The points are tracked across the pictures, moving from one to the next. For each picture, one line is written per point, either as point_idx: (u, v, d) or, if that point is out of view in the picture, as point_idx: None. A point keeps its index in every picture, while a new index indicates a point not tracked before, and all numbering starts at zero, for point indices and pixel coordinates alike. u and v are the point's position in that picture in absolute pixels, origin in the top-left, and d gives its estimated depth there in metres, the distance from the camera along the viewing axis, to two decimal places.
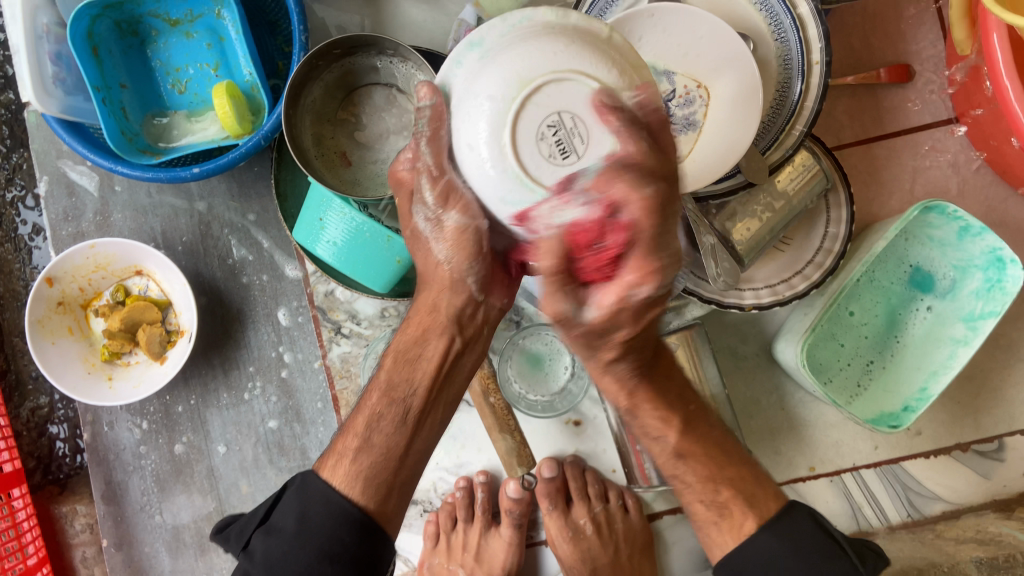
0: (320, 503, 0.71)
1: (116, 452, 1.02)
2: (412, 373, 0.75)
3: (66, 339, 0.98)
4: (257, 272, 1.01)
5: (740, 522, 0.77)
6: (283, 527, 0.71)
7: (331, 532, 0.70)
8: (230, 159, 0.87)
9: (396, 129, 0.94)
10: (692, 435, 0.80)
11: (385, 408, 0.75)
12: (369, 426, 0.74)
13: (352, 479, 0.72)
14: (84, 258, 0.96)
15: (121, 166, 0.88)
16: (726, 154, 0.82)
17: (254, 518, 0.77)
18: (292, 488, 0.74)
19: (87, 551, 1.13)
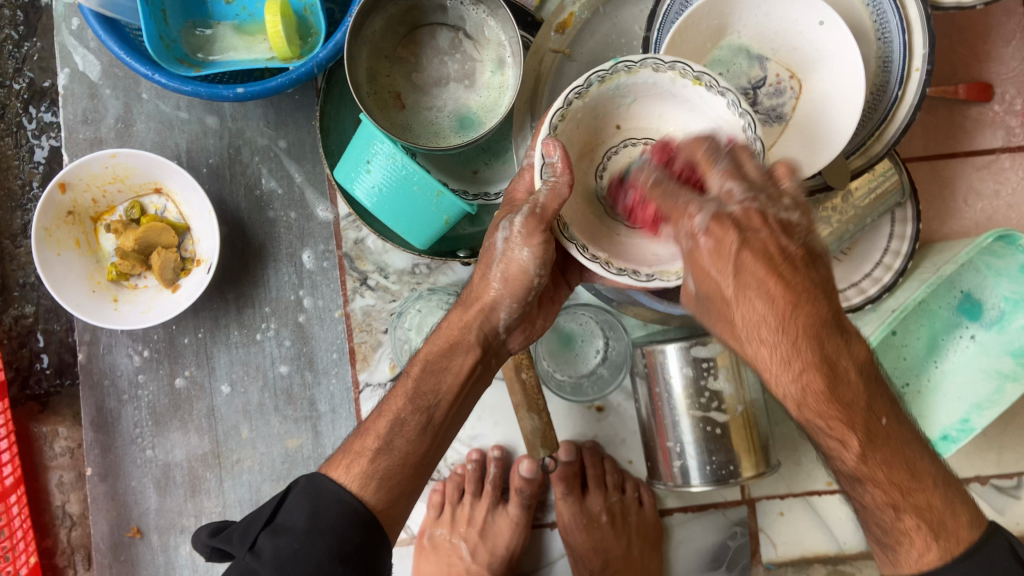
0: (332, 502, 0.65)
1: (112, 378, 0.95)
2: (437, 382, 0.71)
3: (72, 252, 0.90)
4: (285, 208, 0.95)
5: (926, 550, 0.60)
6: (292, 525, 0.64)
7: (343, 533, 0.64)
8: (278, 84, 0.81)
9: (458, 76, 0.88)
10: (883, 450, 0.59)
11: (406, 413, 0.70)
12: (390, 429, 0.69)
13: (363, 480, 0.67)
14: (102, 168, 0.89)
15: (159, 74, 0.80)
16: (812, 152, 0.78)
17: (247, 522, 0.68)
18: (296, 489, 0.67)
19: (64, 476, 1.07)
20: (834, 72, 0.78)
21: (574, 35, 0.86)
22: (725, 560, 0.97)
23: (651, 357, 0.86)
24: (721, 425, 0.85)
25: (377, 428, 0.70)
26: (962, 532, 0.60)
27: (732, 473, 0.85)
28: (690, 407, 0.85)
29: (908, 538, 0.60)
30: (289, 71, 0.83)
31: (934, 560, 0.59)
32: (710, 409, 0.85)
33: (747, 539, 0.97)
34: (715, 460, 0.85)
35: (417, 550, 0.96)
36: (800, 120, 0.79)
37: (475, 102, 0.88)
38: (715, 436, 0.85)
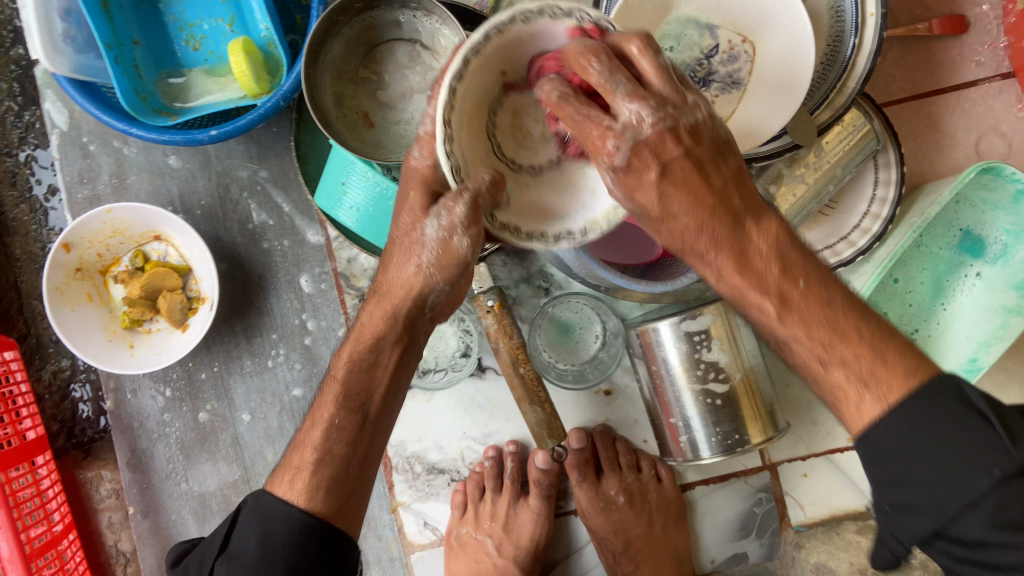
0: (280, 520, 0.66)
1: (140, 420, 1.00)
2: (365, 380, 0.68)
3: (85, 306, 0.96)
4: (278, 237, 0.98)
5: (859, 406, 0.55)
6: (244, 551, 0.67)
7: (297, 549, 0.65)
8: (248, 121, 0.83)
9: (421, 87, 0.90)
10: (797, 314, 0.58)
11: (339, 416, 0.68)
12: (325, 436, 0.68)
13: (310, 492, 0.67)
14: (101, 224, 0.93)
15: (135, 128, 0.84)
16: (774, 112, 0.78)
17: (207, 546, 0.72)
18: (245, 509, 0.70)
19: (114, 516, 1.13)
20: (785, 31, 0.77)
21: None
22: (753, 528, 0.97)
23: (645, 336, 0.87)
24: (722, 396, 0.85)
25: (312, 438, 0.69)
26: (897, 379, 0.54)
27: (739, 442, 0.85)
28: (689, 380, 0.85)
29: (851, 396, 0.56)
30: (257, 108, 0.85)
31: (871, 413, 0.55)
32: (708, 380, 0.85)
33: (773, 504, 0.97)
34: (721, 431, 0.85)
35: (447, 551, 0.98)
36: (757, 83, 0.79)
37: None
38: (717, 407, 0.85)
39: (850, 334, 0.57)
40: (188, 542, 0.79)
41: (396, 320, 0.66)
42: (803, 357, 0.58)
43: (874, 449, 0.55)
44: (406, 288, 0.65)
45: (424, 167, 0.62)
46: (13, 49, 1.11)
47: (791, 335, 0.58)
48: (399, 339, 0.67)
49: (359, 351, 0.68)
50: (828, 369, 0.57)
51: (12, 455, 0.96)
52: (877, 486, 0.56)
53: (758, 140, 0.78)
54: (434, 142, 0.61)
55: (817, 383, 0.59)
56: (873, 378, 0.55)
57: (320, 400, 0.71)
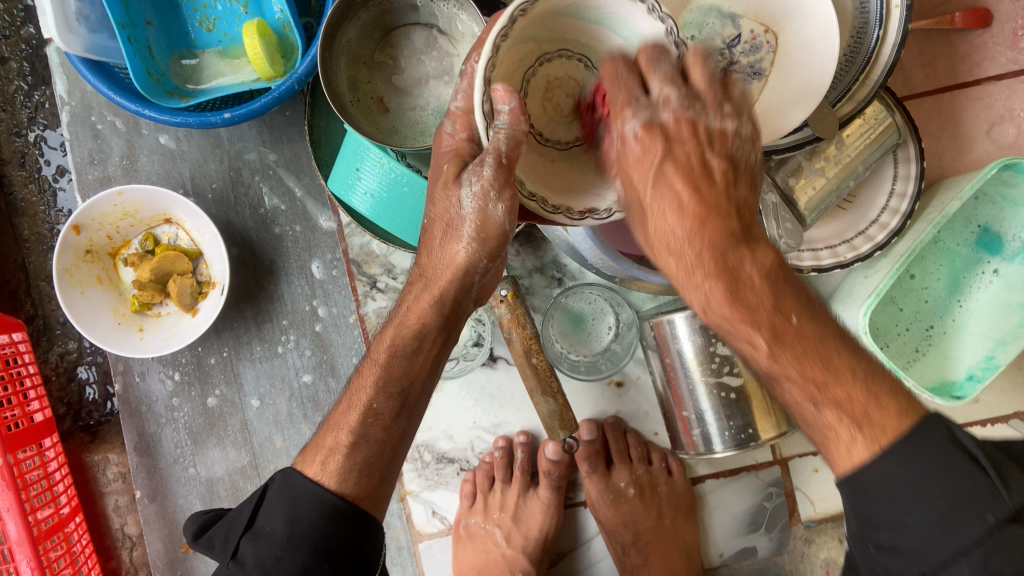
0: (309, 501, 0.65)
1: (148, 404, 1.00)
2: (408, 364, 0.68)
3: (95, 288, 0.95)
4: (290, 222, 0.97)
5: (876, 451, 0.53)
6: (271, 530, 0.64)
7: (327, 533, 0.64)
8: (262, 104, 0.82)
9: (437, 73, 0.89)
10: (791, 349, 0.56)
11: (379, 402, 0.68)
12: (362, 421, 0.67)
13: (342, 475, 0.66)
14: (112, 206, 0.92)
15: (148, 110, 0.83)
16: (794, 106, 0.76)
17: (230, 519, 0.69)
18: (273, 486, 0.67)
19: (120, 500, 1.12)
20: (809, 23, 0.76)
21: None
22: (763, 522, 0.96)
23: (659, 328, 0.86)
24: (735, 390, 0.84)
25: (345, 420, 0.68)
26: (890, 419, 0.53)
27: (752, 437, 0.84)
28: (703, 373, 0.84)
29: (848, 445, 0.55)
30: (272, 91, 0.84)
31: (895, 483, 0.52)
32: (722, 374, 0.84)
33: (783, 498, 0.97)
34: (734, 425, 0.84)
35: (455, 540, 0.97)
36: (779, 73, 0.78)
37: (457, 96, 0.88)
38: (731, 401, 0.84)
39: (835, 368, 0.56)
40: (209, 513, 0.74)
41: (442, 306, 0.67)
42: (814, 413, 0.56)
43: (862, 489, 0.54)
44: (452, 267, 0.66)
45: (460, 141, 0.63)
46: (24, 29, 1.10)
47: (784, 373, 0.57)
48: (444, 325, 0.69)
49: (403, 337, 0.68)
50: (821, 410, 0.56)
51: (20, 437, 0.96)
52: (860, 526, 0.55)
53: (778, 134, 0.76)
54: (469, 117, 0.61)
55: (803, 422, 0.58)
56: (867, 419, 0.54)
57: (356, 379, 0.70)
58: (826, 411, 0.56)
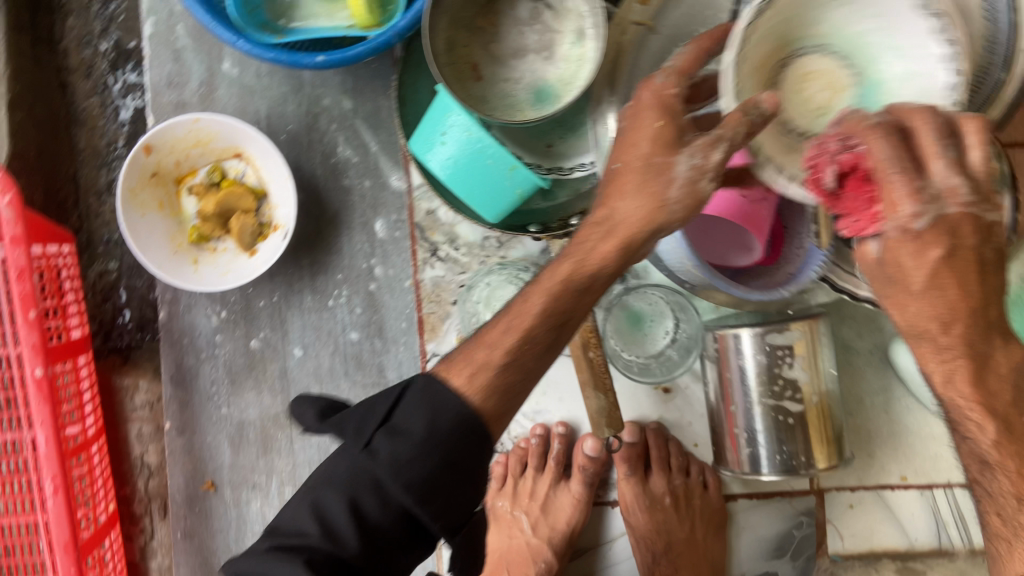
0: (448, 413, 0.56)
1: (191, 336, 0.98)
2: (576, 303, 0.61)
3: (156, 214, 0.93)
4: (360, 176, 0.96)
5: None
6: (409, 429, 0.56)
7: (457, 444, 0.56)
8: (358, 52, 0.80)
9: (536, 47, 0.86)
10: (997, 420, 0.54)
11: (539, 329, 0.60)
12: (521, 345, 0.59)
13: (486, 393, 0.58)
14: (186, 132, 0.91)
15: (242, 40, 0.81)
16: None
17: (364, 412, 0.60)
18: (411, 388, 0.58)
19: (143, 428, 1.11)
20: None
21: (658, 5, 0.81)
22: (789, 550, 0.95)
23: (722, 341, 0.84)
24: (795, 415, 0.82)
25: (502, 341, 0.60)
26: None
27: (801, 465, 0.82)
28: (762, 394, 0.83)
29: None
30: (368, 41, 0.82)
31: None
32: (784, 398, 0.82)
33: (813, 529, 0.96)
34: (784, 450, 0.82)
35: (478, 520, 0.96)
36: None
37: (553, 75, 0.86)
38: (787, 426, 0.82)
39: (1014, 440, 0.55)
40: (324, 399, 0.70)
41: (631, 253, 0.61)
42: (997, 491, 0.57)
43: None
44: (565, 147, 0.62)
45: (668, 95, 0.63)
46: None
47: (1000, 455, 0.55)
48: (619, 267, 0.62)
49: (584, 275, 0.61)
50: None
51: (59, 351, 0.94)
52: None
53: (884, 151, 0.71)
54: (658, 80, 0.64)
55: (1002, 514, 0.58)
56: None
57: (517, 302, 0.62)
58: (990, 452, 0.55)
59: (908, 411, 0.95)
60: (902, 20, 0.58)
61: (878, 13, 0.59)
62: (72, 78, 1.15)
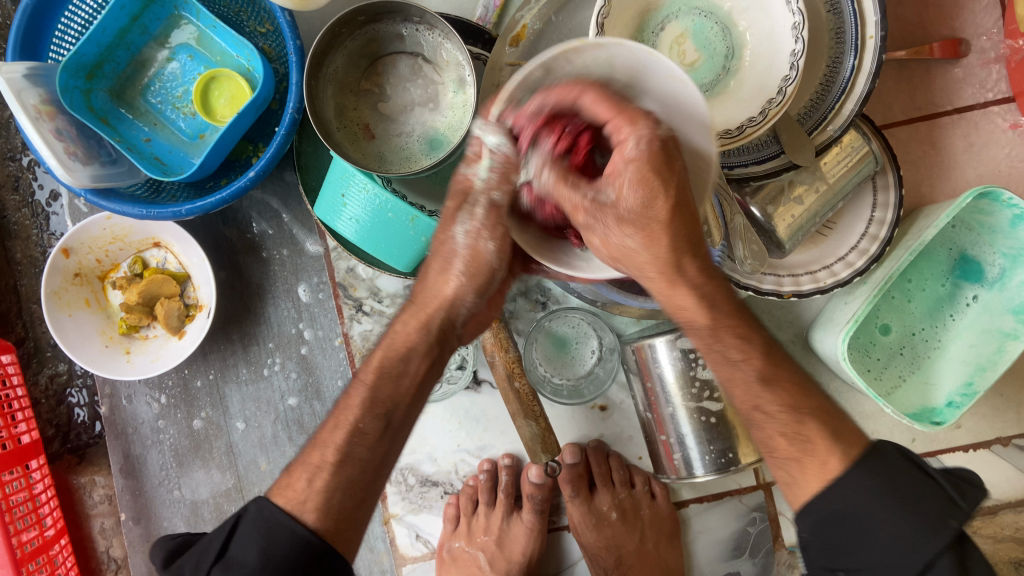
0: (284, 535, 0.63)
1: (135, 426, 1.01)
2: (393, 388, 0.70)
3: (83, 311, 0.96)
4: (277, 246, 0.98)
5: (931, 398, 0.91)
6: (243, 562, 0.61)
7: (296, 566, 0.62)
8: (276, 146, 0.83)
9: (422, 100, 0.90)
10: (776, 361, 0.66)
11: (364, 423, 0.69)
12: (346, 439, 0.68)
13: (327, 493, 0.66)
14: (101, 230, 0.94)
15: (185, 206, 0.85)
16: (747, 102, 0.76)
17: (201, 550, 0.65)
18: (246, 518, 0.65)
19: (106, 522, 1.12)
20: (766, 31, 0.75)
21: (529, 46, 0.84)
22: (746, 548, 0.96)
23: (640, 352, 0.87)
24: (715, 414, 0.85)
25: (333, 438, 0.69)
26: (855, 438, 0.63)
27: (732, 461, 0.85)
28: (684, 398, 0.85)
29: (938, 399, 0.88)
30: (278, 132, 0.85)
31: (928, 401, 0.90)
32: (703, 399, 0.85)
33: (767, 523, 0.96)
34: (714, 450, 0.85)
35: (438, 564, 0.98)
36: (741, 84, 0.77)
37: (441, 123, 0.90)
38: (711, 425, 0.85)
39: (808, 396, 0.66)
40: (178, 538, 0.71)
41: (428, 331, 0.71)
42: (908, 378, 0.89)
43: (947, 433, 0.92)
44: (440, 300, 0.70)
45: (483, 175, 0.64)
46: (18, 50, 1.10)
47: (777, 377, 0.65)
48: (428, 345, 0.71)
49: (390, 359, 0.71)
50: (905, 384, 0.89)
51: (6, 459, 0.96)
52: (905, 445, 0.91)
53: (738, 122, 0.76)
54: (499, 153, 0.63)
55: (783, 434, 0.64)
56: (841, 434, 0.63)
57: (341, 400, 0.71)
58: (783, 415, 0.64)
59: (839, 392, 0.98)
60: (763, 13, 0.75)
61: (748, 5, 0.76)
62: (0, 194, 1.11)
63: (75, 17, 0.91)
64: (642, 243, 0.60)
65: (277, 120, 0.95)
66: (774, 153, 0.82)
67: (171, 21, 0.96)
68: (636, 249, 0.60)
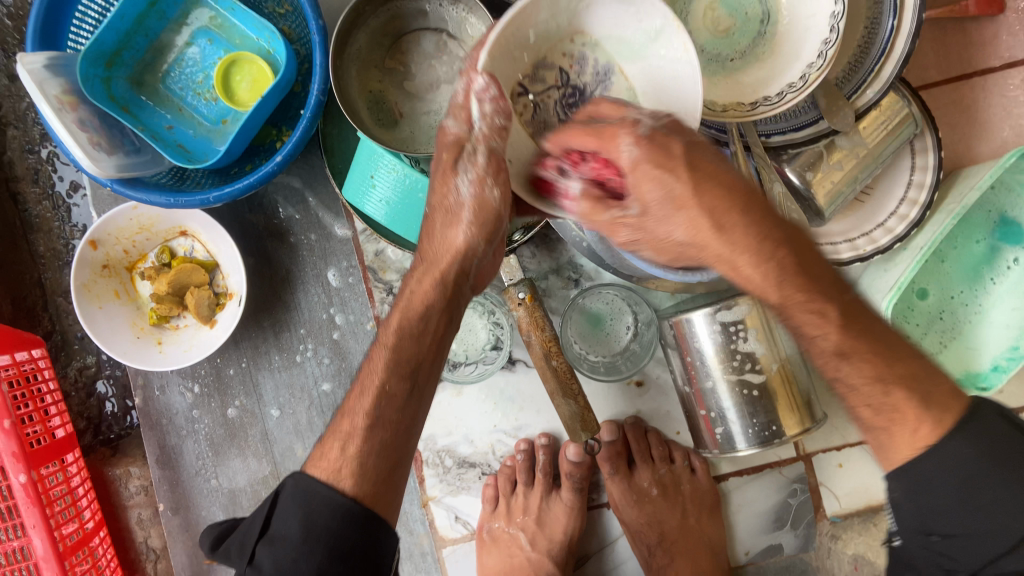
0: (324, 503, 0.64)
1: (169, 416, 1.00)
2: (416, 347, 0.71)
3: (113, 303, 0.96)
4: (305, 231, 0.97)
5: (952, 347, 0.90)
6: (286, 532, 0.63)
7: (339, 532, 0.63)
8: (304, 130, 0.81)
9: (449, 77, 0.89)
10: (855, 327, 0.58)
11: (391, 384, 0.70)
12: (376, 403, 0.69)
13: (362, 458, 0.66)
14: (127, 220, 0.93)
15: (214, 194, 0.84)
16: (790, 60, 0.74)
17: (247, 525, 0.67)
18: (285, 491, 0.65)
19: (143, 512, 1.12)
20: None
21: None
22: (788, 519, 0.95)
23: (680, 327, 0.86)
24: (757, 387, 0.84)
25: (360, 406, 0.69)
26: (951, 403, 0.57)
27: (775, 433, 0.84)
28: (725, 371, 0.84)
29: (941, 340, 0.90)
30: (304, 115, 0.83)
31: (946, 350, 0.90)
32: (744, 371, 0.84)
33: (808, 494, 0.95)
34: (757, 422, 0.84)
35: (479, 545, 0.98)
36: (779, 48, 0.75)
37: None
38: (754, 398, 0.84)
39: (899, 360, 0.59)
40: (222, 524, 0.73)
41: (445, 286, 0.72)
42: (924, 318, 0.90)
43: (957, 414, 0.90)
44: (451, 251, 0.72)
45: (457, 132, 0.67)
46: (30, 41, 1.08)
47: (830, 337, 0.58)
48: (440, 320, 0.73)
49: (410, 319, 0.72)
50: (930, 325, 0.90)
51: (42, 454, 0.96)
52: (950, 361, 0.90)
53: (779, 83, 0.74)
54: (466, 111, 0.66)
55: (870, 402, 0.59)
56: (933, 399, 0.57)
57: (366, 365, 0.72)
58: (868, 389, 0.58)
59: None
60: None
61: None
62: (21, 187, 1.10)
63: (93, 5, 0.89)
64: (688, 236, 0.58)
65: (300, 103, 0.94)
66: (810, 119, 0.80)
67: (187, 6, 0.94)
68: (683, 237, 0.59)
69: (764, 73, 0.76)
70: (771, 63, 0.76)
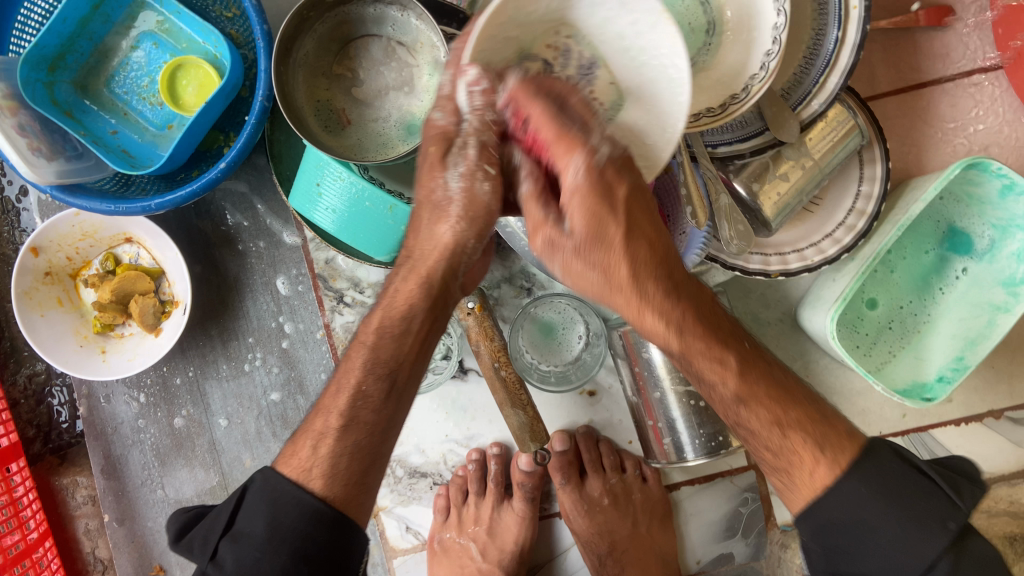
0: (292, 504, 0.63)
1: (114, 426, 0.99)
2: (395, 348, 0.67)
3: (55, 311, 0.94)
4: (254, 238, 0.96)
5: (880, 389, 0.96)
6: (251, 532, 0.62)
7: (308, 534, 0.62)
8: (247, 138, 0.80)
9: (396, 84, 0.88)
10: (753, 373, 0.64)
11: (368, 385, 0.67)
12: (351, 404, 0.67)
13: (333, 459, 0.65)
14: (70, 226, 0.91)
15: (154, 202, 0.82)
16: (735, 72, 0.74)
17: (213, 522, 0.66)
18: (252, 488, 0.65)
19: (91, 523, 1.10)
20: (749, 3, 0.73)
21: None
22: (739, 528, 0.95)
23: (628, 337, 0.86)
24: (704, 397, 0.84)
25: (335, 404, 0.67)
26: (845, 442, 0.63)
27: (723, 444, 0.84)
28: (672, 382, 0.84)
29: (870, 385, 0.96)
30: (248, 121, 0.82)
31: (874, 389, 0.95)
32: (692, 382, 0.84)
33: (759, 504, 0.95)
34: (704, 433, 0.84)
35: (430, 555, 0.97)
36: (724, 59, 0.75)
37: (418, 107, 0.87)
38: (701, 409, 0.84)
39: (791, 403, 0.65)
40: (193, 509, 0.70)
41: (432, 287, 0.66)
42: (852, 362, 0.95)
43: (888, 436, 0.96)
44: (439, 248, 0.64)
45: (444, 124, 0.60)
46: None
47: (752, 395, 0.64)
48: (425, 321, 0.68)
49: (392, 318, 0.67)
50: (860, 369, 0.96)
51: None
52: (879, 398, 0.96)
53: (724, 95, 0.74)
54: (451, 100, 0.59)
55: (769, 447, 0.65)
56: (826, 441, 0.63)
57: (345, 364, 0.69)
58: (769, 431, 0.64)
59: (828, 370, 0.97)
60: None
61: None
62: None
63: (34, 8, 0.87)
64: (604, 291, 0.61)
65: (247, 108, 0.92)
66: (757, 130, 0.80)
67: (134, 9, 0.92)
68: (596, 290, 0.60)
69: (709, 84, 0.75)
70: (715, 75, 0.75)
